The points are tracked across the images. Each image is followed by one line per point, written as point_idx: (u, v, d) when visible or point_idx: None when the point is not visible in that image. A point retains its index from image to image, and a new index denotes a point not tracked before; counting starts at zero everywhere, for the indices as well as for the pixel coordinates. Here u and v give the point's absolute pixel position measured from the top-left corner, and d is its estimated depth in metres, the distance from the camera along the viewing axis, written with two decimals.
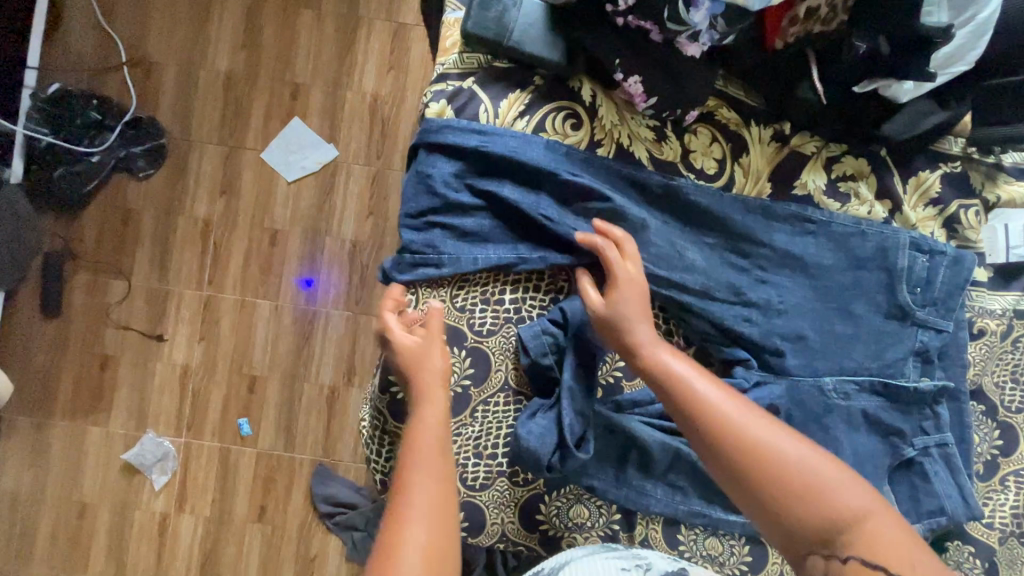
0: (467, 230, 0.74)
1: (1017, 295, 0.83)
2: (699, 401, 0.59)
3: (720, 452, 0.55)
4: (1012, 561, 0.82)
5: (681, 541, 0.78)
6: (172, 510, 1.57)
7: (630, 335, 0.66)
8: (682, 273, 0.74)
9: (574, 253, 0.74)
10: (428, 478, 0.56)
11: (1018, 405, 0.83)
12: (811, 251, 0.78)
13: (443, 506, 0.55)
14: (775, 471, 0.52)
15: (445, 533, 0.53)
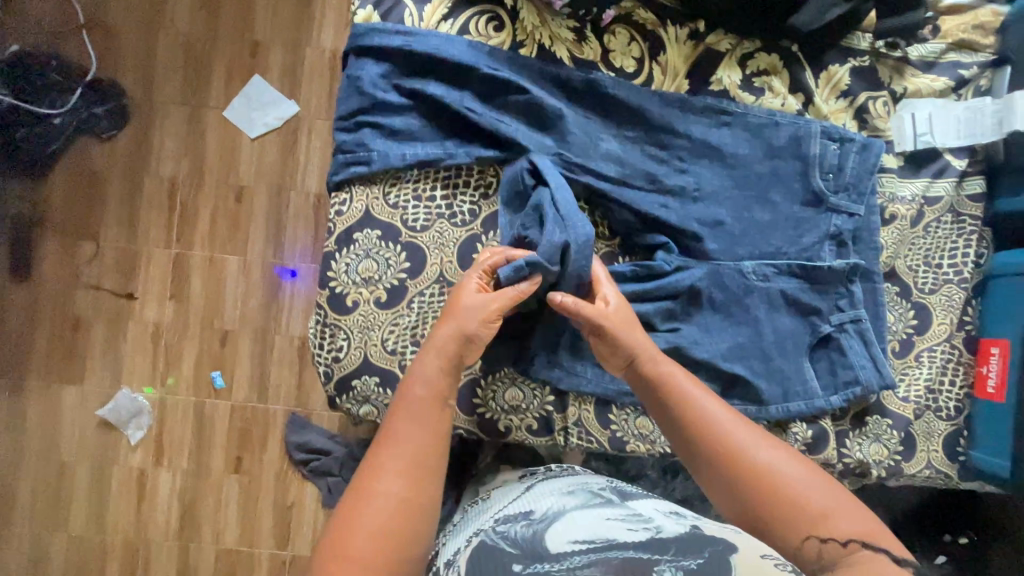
0: (397, 128, 0.78)
1: (926, 182, 0.88)
2: (705, 418, 0.66)
3: (724, 462, 0.63)
4: (927, 433, 0.88)
5: (613, 421, 0.82)
6: (150, 465, 1.60)
7: (634, 343, 0.71)
8: (603, 161, 0.78)
9: (499, 146, 0.77)
10: (407, 426, 0.63)
11: (931, 286, 0.88)
12: (729, 142, 0.82)
13: (422, 462, 0.61)
14: (749, 471, 0.62)
15: (420, 492, 0.59)
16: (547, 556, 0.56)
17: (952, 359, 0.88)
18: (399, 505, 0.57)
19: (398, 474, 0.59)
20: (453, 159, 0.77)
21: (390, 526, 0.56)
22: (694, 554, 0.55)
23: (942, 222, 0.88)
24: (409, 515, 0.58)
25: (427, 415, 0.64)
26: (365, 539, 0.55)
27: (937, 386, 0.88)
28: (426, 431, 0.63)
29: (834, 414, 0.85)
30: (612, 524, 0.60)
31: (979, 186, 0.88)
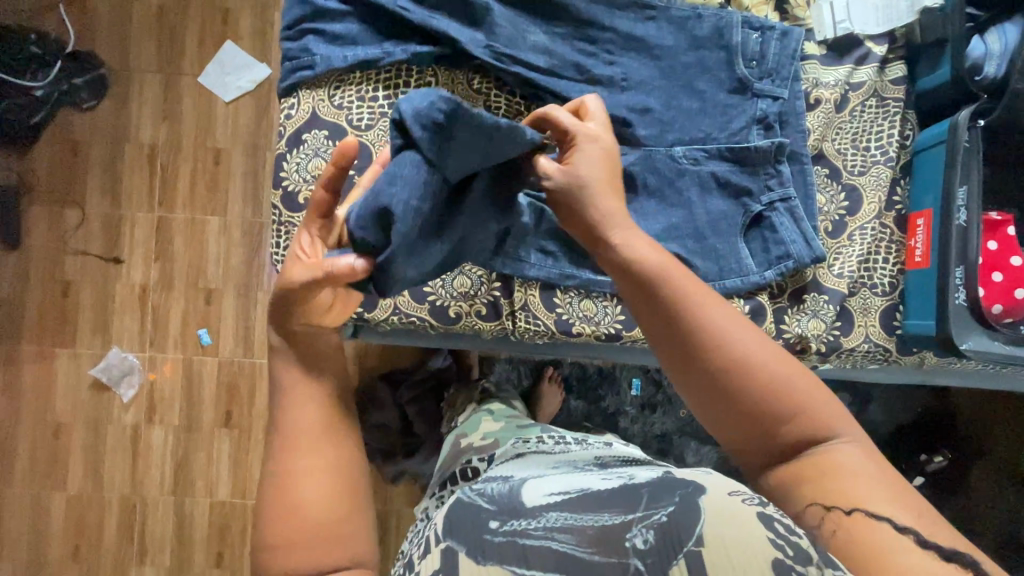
0: (335, 32, 0.82)
1: (850, 68, 0.92)
2: (682, 297, 0.56)
3: (703, 347, 0.54)
4: (863, 308, 0.92)
5: (558, 304, 0.87)
6: (143, 422, 1.65)
7: (596, 211, 0.62)
8: (532, 53, 0.82)
9: (434, 43, 0.82)
10: (286, 399, 0.59)
11: (860, 168, 0.92)
12: (654, 34, 0.87)
13: (323, 423, 0.59)
14: (749, 384, 0.53)
15: (331, 446, 0.58)
16: (522, 512, 0.49)
17: (884, 237, 0.92)
18: (312, 467, 0.56)
19: (304, 447, 0.57)
20: (389, 58, 0.82)
21: (327, 515, 0.55)
22: (663, 502, 0.46)
23: (867, 106, 0.92)
24: (332, 467, 0.57)
25: (296, 386, 0.59)
26: (303, 508, 0.54)
27: (871, 264, 0.92)
28: (302, 394, 0.59)
29: (771, 291, 0.90)
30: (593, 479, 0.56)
31: (900, 70, 0.92)
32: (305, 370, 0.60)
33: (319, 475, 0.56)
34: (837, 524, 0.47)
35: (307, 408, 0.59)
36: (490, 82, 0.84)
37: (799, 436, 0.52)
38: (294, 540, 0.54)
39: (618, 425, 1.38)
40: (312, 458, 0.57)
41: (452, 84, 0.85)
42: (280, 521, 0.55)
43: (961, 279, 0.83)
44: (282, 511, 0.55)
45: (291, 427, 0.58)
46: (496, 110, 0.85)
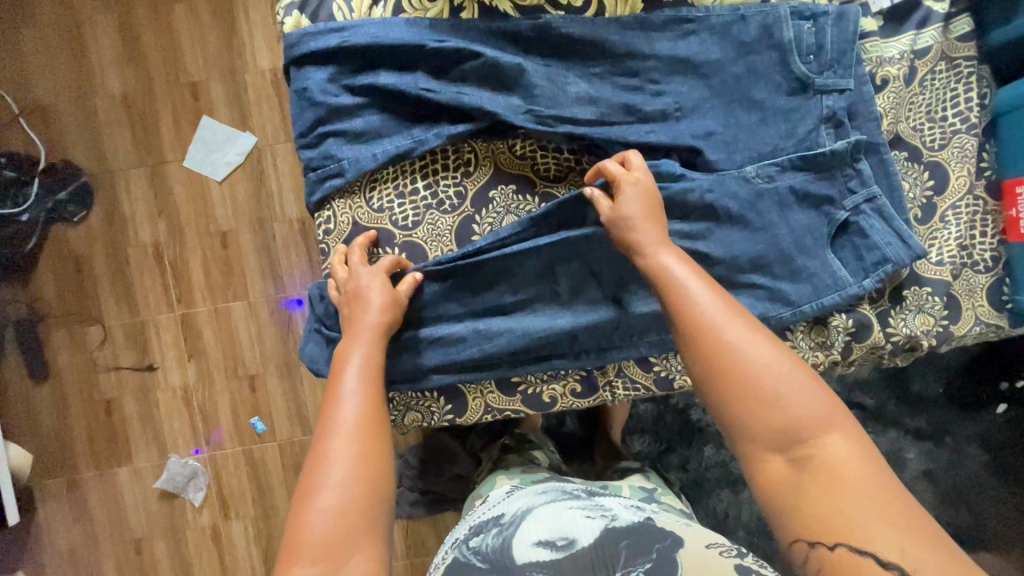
0: (359, 129, 0.75)
1: (912, 35, 0.83)
2: (682, 301, 0.64)
3: (696, 349, 0.61)
4: (968, 290, 0.86)
5: (655, 363, 0.81)
6: (219, 521, 1.62)
7: (636, 234, 0.69)
8: (576, 106, 0.75)
9: (467, 120, 0.74)
10: (343, 437, 0.61)
11: (941, 142, 0.85)
12: (698, 51, 0.78)
13: (381, 455, 0.61)
14: (739, 388, 0.58)
15: (378, 499, 0.58)
16: (513, 568, 0.65)
17: (978, 210, 0.85)
18: (342, 514, 0.56)
19: (349, 471, 0.59)
20: (424, 146, 0.74)
21: (344, 525, 0.55)
22: (642, 558, 0.64)
23: (937, 72, 0.84)
24: (356, 519, 0.56)
25: (370, 430, 0.63)
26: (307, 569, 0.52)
27: (969, 241, 0.85)
28: (362, 444, 0.61)
29: (872, 296, 0.84)
30: (575, 519, 0.70)
31: (966, 24, 0.83)
32: (367, 401, 0.65)
33: (351, 520, 0.56)
34: (815, 542, 0.51)
35: (371, 437, 0.62)
36: (533, 144, 0.77)
37: (791, 432, 0.56)
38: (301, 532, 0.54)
39: (701, 428, 1.34)
40: (354, 470, 0.59)
41: (494, 156, 0.78)
42: (289, 559, 0.53)
43: None
44: (296, 549, 0.53)
45: (337, 428, 0.62)
46: (546, 174, 0.78)
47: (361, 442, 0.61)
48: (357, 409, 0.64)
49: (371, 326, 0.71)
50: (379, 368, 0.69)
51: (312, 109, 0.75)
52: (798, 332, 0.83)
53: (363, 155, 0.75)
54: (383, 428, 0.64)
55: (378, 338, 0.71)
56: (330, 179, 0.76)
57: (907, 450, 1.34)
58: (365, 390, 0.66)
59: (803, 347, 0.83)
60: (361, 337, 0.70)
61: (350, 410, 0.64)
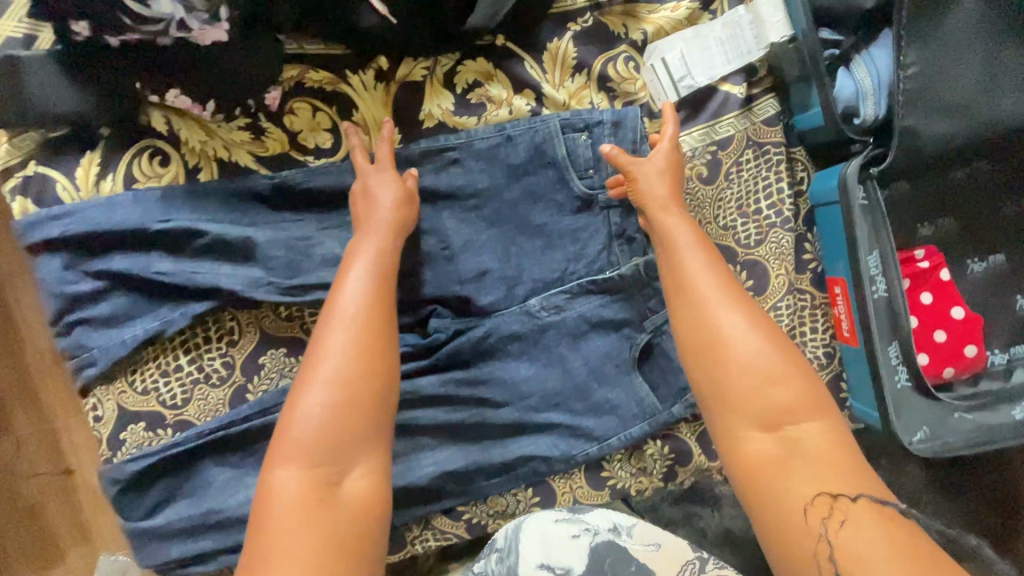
0: (105, 312, 0.70)
1: (708, 126, 0.75)
2: (680, 261, 0.62)
3: (693, 312, 0.59)
4: None
5: (464, 511, 0.77)
6: None
7: (657, 188, 0.66)
8: (324, 268, 0.70)
9: (215, 293, 0.69)
10: (341, 330, 0.58)
11: (756, 237, 0.77)
12: (462, 181, 0.72)
13: (377, 380, 0.57)
14: (726, 358, 0.56)
15: (369, 414, 0.56)
16: None
17: (804, 307, 0.78)
18: (324, 428, 0.54)
19: (327, 393, 0.55)
20: (172, 326, 0.70)
21: (329, 433, 0.54)
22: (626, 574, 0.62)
23: (742, 163, 0.76)
24: (346, 429, 0.55)
25: (368, 338, 0.58)
26: (292, 479, 0.52)
27: (798, 340, 0.78)
28: (360, 344, 0.57)
29: (692, 415, 0.78)
30: (566, 536, 0.64)
31: (771, 107, 0.75)
32: (368, 329, 0.58)
33: (341, 427, 0.55)
34: (820, 516, 0.49)
35: (374, 337, 0.58)
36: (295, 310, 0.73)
37: (773, 419, 0.54)
38: (320, 425, 0.54)
39: None
40: (359, 384, 0.56)
41: (258, 321, 0.73)
42: (279, 456, 0.53)
43: (898, 359, 0.70)
44: (282, 447, 0.53)
45: (325, 343, 0.57)
46: None
47: (348, 362, 0.56)
48: (358, 302, 0.60)
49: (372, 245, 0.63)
50: (388, 264, 0.63)
51: (52, 301, 0.69)
52: (615, 460, 0.78)
53: (113, 344, 0.70)
54: (386, 331, 0.59)
55: (391, 234, 0.65)
56: (84, 369, 0.71)
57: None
58: (366, 288, 0.60)
59: (622, 475, 0.78)
60: (371, 228, 0.64)
61: (350, 303, 0.59)
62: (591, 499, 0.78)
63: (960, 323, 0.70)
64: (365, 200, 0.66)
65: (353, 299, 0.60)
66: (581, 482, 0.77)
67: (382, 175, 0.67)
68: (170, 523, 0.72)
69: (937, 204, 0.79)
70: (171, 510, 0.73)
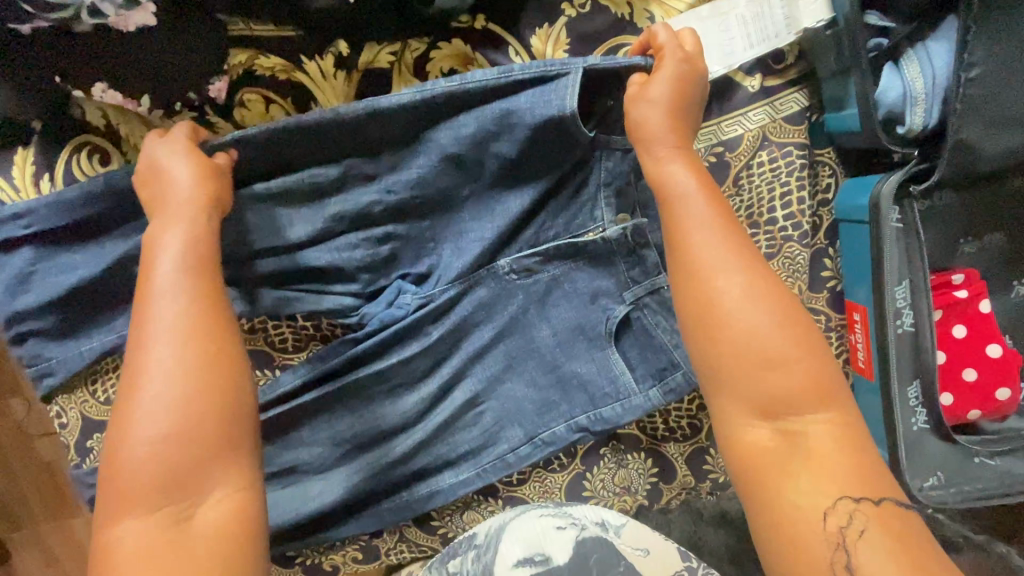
0: (55, 324, 0.65)
1: (716, 122, 0.65)
2: (683, 204, 0.51)
3: (695, 274, 0.48)
4: None
5: (439, 525, 0.75)
6: None
7: (652, 119, 0.54)
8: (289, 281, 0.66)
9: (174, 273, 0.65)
10: (160, 347, 0.46)
11: (768, 251, 0.68)
12: (437, 185, 0.64)
13: (213, 402, 0.46)
14: (726, 335, 0.46)
15: (214, 425, 0.46)
16: None
17: (816, 329, 0.70)
18: (163, 450, 0.44)
19: (156, 423, 0.44)
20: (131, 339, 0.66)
21: (163, 474, 0.44)
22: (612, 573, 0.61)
23: (756, 165, 0.66)
24: (189, 452, 0.44)
25: (197, 339, 0.47)
26: (125, 538, 0.43)
27: None
28: (187, 355, 0.46)
29: (682, 433, 0.73)
30: (548, 533, 0.62)
31: (796, 102, 0.64)
32: (196, 338, 0.47)
33: (187, 453, 0.45)
34: (838, 523, 0.42)
35: (206, 343, 0.47)
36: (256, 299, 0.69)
37: (772, 406, 0.45)
38: (138, 472, 0.44)
39: None
40: (191, 405, 0.45)
41: None
42: (113, 511, 0.44)
43: (918, 399, 0.62)
44: (122, 500, 0.44)
45: (136, 370, 0.46)
46: (283, 344, 0.70)
47: (168, 376, 0.46)
48: (176, 315, 0.48)
49: (179, 236, 0.51)
50: (208, 249, 0.52)
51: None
52: (598, 478, 0.74)
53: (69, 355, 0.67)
54: (224, 342, 0.48)
55: (204, 214, 0.53)
56: (42, 380, 0.68)
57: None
58: (181, 292, 0.49)
59: (604, 494, 0.74)
60: (171, 211, 0.53)
61: (167, 314, 0.47)
62: None
63: (997, 362, 0.62)
64: (179, 175, 0.54)
65: (169, 306, 0.48)
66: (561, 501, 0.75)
67: (173, 154, 0.55)
68: None
69: (985, 218, 0.68)
70: None
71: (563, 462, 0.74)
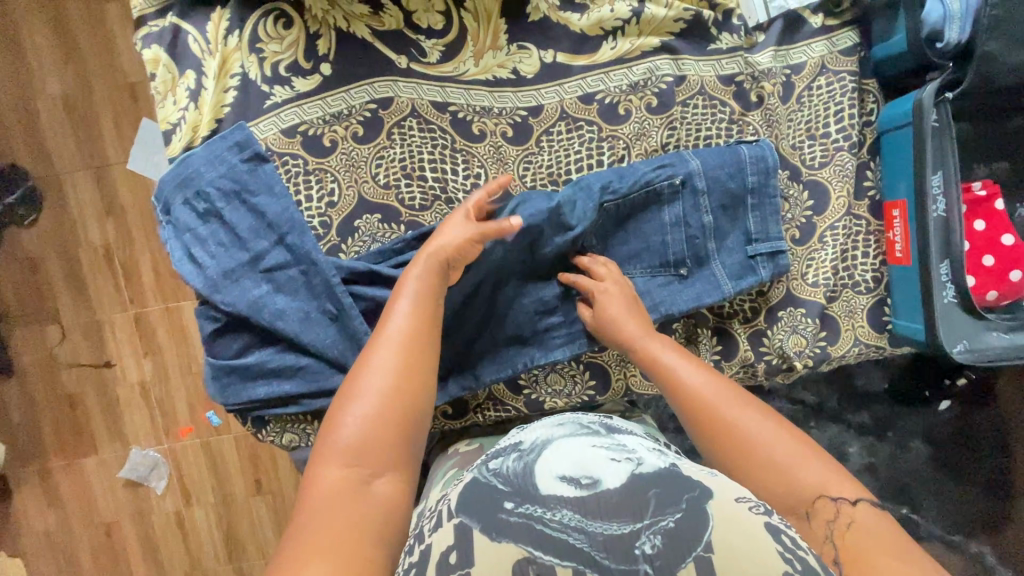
0: (219, 195, 0.76)
1: (786, 49, 0.81)
2: (714, 407, 0.66)
3: (716, 424, 0.64)
4: (848, 312, 0.85)
5: (524, 385, 0.84)
6: (181, 507, 1.52)
7: (623, 330, 0.74)
8: (427, 148, 0.78)
9: (344, 141, 0.77)
10: (387, 349, 0.65)
11: (822, 159, 0.83)
12: (559, 77, 0.78)
13: (387, 427, 0.61)
14: (755, 462, 0.61)
15: (402, 422, 0.62)
16: (535, 497, 0.53)
17: (859, 231, 0.84)
18: (376, 400, 0.61)
19: (337, 462, 0.58)
20: (277, 231, 0.77)
21: (338, 502, 0.55)
22: (672, 508, 0.52)
23: (816, 87, 0.81)
24: (386, 417, 0.61)
25: (413, 346, 0.66)
26: (332, 461, 0.58)
27: (848, 261, 0.85)
28: (403, 362, 0.64)
29: (745, 315, 0.84)
30: (602, 459, 0.56)
31: (851, 38, 0.80)
32: (402, 378, 0.64)
33: (348, 499, 0.56)
34: (826, 517, 0.56)
35: (394, 382, 0.63)
36: (395, 153, 0.78)
37: (793, 501, 0.58)
38: (316, 475, 0.58)
39: None
40: (369, 428, 0.60)
41: (358, 186, 0.78)
42: (323, 457, 0.58)
43: (947, 276, 0.75)
44: (347, 396, 0.62)
45: (355, 389, 0.63)
46: (412, 203, 0.79)
47: (365, 414, 0.61)
48: (406, 324, 0.67)
49: (433, 256, 0.71)
50: (413, 364, 0.65)
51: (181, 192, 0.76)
52: None
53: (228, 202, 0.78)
54: (412, 400, 0.63)
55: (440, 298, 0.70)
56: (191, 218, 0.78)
57: (849, 445, 1.23)
58: (396, 365, 0.64)
59: None
60: (412, 289, 0.70)
61: (405, 306, 0.68)
62: (642, 389, 0.84)
63: (1009, 250, 0.76)
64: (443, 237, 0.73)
65: (406, 307, 0.68)
66: (636, 373, 0.84)
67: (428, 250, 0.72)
68: (268, 363, 0.79)
69: (994, 149, 0.84)
70: (259, 352, 0.80)
71: None
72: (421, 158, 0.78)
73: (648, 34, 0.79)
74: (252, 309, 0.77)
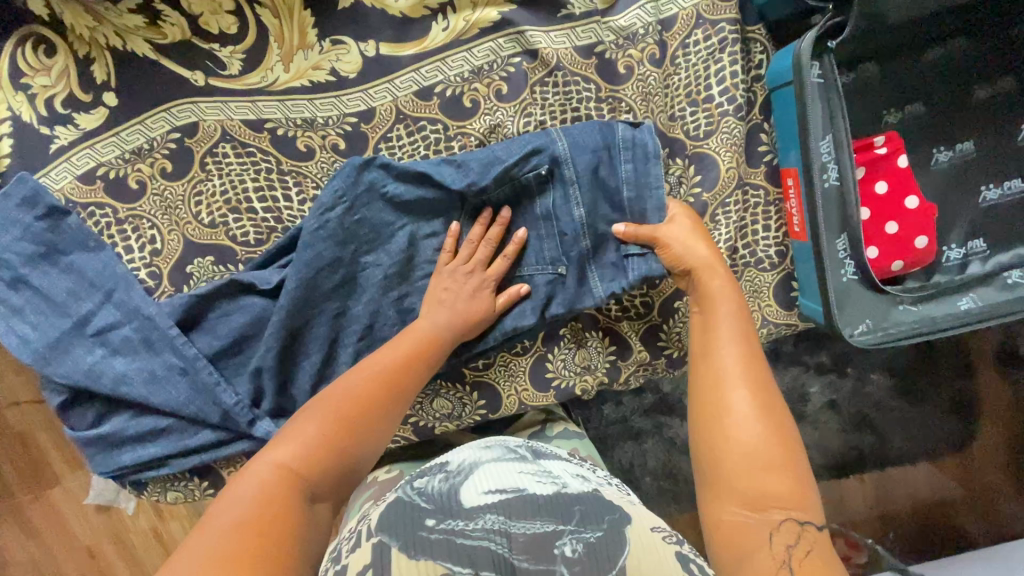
0: (26, 255, 0.64)
1: (655, 1, 0.69)
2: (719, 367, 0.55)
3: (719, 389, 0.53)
4: (753, 292, 0.77)
5: (411, 414, 0.78)
6: (153, 524, 1.25)
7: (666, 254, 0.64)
8: (247, 175, 0.68)
9: (153, 180, 0.67)
10: (359, 379, 0.56)
11: (706, 128, 0.71)
12: (389, 71, 0.67)
13: (317, 446, 0.50)
14: (731, 452, 0.50)
15: (341, 446, 0.52)
16: (461, 512, 0.46)
17: (757, 204, 0.75)
18: (327, 429, 0.52)
19: (245, 485, 0.46)
20: (101, 289, 0.66)
21: (238, 524, 0.43)
22: (592, 527, 0.46)
23: (694, 42, 0.69)
24: (328, 448, 0.51)
25: (391, 379, 0.57)
26: (260, 467, 0.48)
27: (748, 237, 0.75)
28: (369, 389, 0.56)
29: (636, 311, 0.78)
30: (526, 474, 0.50)
31: None
32: (358, 402, 0.55)
33: (246, 519, 0.43)
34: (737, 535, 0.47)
35: (349, 402, 0.54)
36: (215, 185, 0.68)
37: (764, 496, 0.47)
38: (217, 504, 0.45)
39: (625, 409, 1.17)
40: (292, 449, 0.50)
41: (182, 228, 0.68)
42: (232, 483, 0.47)
43: (845, 251, 0.67)
44: (291, 426, 0.52)
45: (302, 419, 0.52)
46: (245, 238, 0.69)
47: (290, 440, 0.50)
48: (387, 364, 0.58)
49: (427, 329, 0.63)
50: (380, 395, 0.56)
51: None
52: (559, 359, 0.78)
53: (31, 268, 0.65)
54: (362, 434, 0.53)
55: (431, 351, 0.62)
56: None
57: (808, 384, 1.00)
58: (366, 397, 0.55)
59: (566, 374, 0.78)
60: (405, 343, 0.61)
61: (382, 358, 0.59)
62: (536, 401, 0.79)
63: (914, 214, 0.67)
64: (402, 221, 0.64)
65: (391, 357, 0.59)
66: (527, 386, 0.78)
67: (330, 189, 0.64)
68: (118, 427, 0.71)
69: (903, 89, 0.73)
70: (117, 420, 0.72)
71: (525, 346, 0.77)
72: (245, 186, 0.68)
73: (484, 7, 0.67)
74: (87, 377, 0.65)
